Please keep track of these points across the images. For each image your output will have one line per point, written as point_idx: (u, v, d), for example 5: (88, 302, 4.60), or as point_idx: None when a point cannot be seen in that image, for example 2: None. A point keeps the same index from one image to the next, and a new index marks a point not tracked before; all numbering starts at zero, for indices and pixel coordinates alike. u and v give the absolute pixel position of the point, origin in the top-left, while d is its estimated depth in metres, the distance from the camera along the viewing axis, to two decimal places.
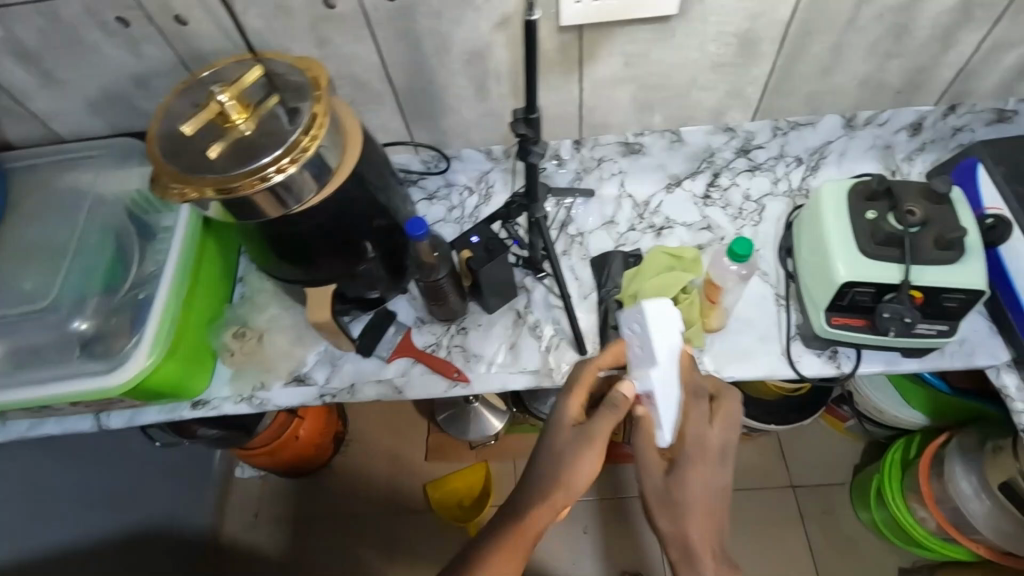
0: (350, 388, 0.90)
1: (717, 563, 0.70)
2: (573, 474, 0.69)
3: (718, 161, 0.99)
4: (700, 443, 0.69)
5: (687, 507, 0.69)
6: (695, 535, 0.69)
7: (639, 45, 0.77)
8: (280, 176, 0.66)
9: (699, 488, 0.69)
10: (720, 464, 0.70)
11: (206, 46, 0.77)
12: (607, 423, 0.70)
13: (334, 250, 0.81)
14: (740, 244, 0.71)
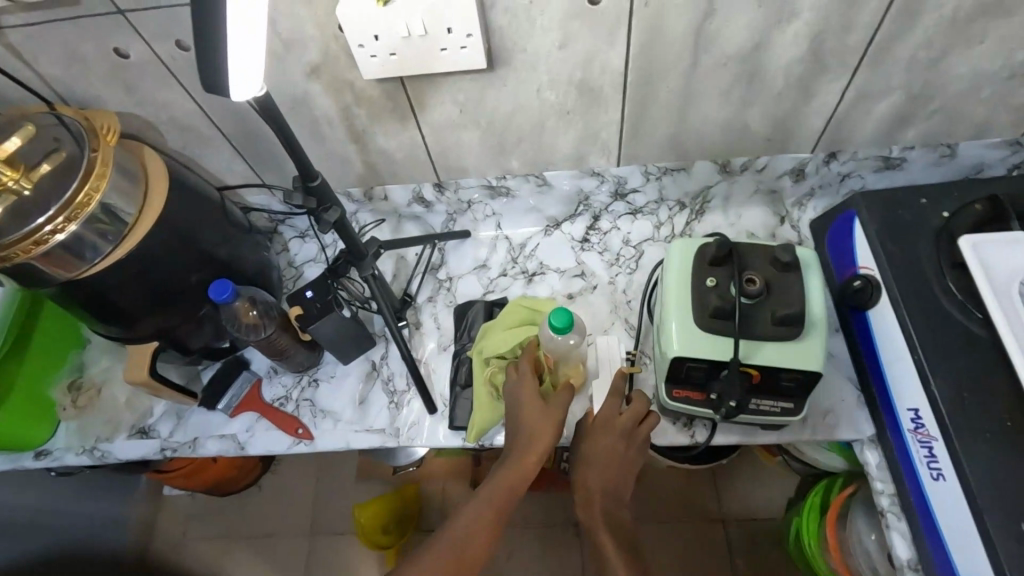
0: (192, 443, 0.86)
1: (611, 521, 0.71)
2: (527, 438, 0.71)
3: (595, 204, 0.94)
4: (609, 415, 0.74)
5: (592, 463, 0.73)
6: (597, 493, 0.72)
7: (468, 92, 0.72)
8: (62, 235, 0.63)
9: (600, 450, 0.73)
10: (626, 439, 0.73)
11: (12, 94, 0.72)
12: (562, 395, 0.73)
13: (152, 309, 0.76)
14: (559, 317, 0.68)
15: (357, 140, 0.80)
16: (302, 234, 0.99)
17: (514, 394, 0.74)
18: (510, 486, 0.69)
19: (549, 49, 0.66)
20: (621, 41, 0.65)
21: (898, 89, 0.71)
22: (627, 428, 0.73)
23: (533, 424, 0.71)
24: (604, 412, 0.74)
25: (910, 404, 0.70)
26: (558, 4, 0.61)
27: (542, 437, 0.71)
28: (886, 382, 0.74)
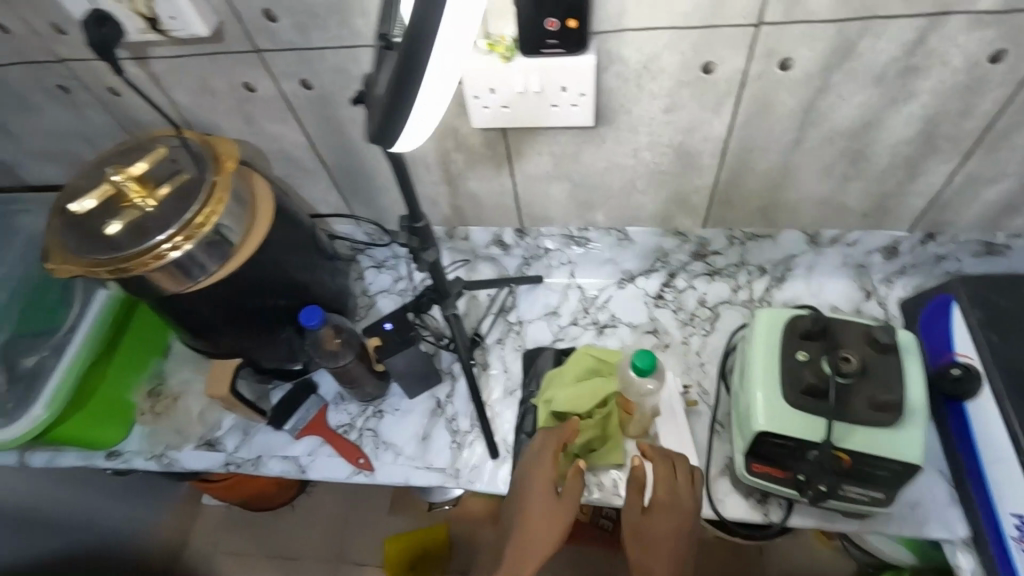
0: (255, 460, 0.88)
1: None
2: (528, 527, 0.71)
3: (674, 261, 0.93)
4: (670, 492, 0.69)
5: (654, 542, 0.69)
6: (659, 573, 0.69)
7: (567, 146, 0.73)
8: (178, 253, 0.66)
9: (663, 530, 0.69)
10: (690, 515, 0.69)
11: (143, 117, 0.78)
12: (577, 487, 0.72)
13: (241, 327, 0.79)
14: (643, 358, 0.67)
15: (450, 182, 0.82)
16: (379, 264, 1.01)
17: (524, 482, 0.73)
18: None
19: (652, 115, 0.67)
20: (727, 110, 0.65)
21: (1010, 176, 0.69)
22: (690, 504, 0.69)
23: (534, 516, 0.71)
24: (665, 489, 0.70)
25: (1014, 508, 0.65)
26: (669, 72, 0.62)
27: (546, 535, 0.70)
28: (985, 481, 0.69)
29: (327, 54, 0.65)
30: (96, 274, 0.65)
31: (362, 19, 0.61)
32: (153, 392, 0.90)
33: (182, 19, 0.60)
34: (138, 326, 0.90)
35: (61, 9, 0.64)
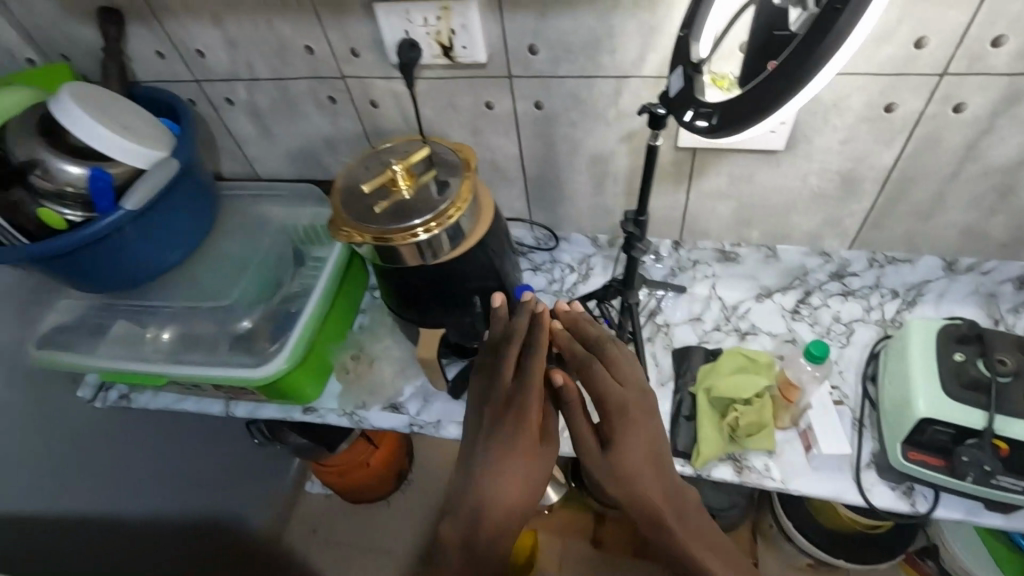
0: (436, 424, 1.00)
1: (679, 518, 0.66)
2: (499, 494, 0.65)
3: (811, 281, 1.03)
4: (621, 402, 0.69)
5: (633, 469, 0.67)
6: (656, 498, 0.66)
7: (744, 169, 0.87)
8: (427, 235, 0.81)
9: (633, 449, 0.67)
10: (646, 413, 0.71)
11: (387, 126, 0.96)
12: (551, 420, 0.71)
13: (444, 300, 0.92)
14: (818, 346, 0.78)
15: (629, 196, 0.97)
16: (534, 267, 1.08)
17: (481, 437, 0.69)
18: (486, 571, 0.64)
19: (831, 145, 0.81)
20: (898, 144, 0.78)
21: None
22: (638, 403, 0.71)
23: (503, 481, 0.65)
24: (617, 401, 0.69)
25: None
26: (856, 109, 0.76)
27: (523, 503, 0.66)
28: None
29: (569, 81, 0.81)
30: (364, 241, 0.81)
31: (610, 54, 0.77)
32: (354, 355, 1.05)
33: (472, 47, 0.78)
34: (343, 296, 1.06)
35: (368, 36, 0.83)
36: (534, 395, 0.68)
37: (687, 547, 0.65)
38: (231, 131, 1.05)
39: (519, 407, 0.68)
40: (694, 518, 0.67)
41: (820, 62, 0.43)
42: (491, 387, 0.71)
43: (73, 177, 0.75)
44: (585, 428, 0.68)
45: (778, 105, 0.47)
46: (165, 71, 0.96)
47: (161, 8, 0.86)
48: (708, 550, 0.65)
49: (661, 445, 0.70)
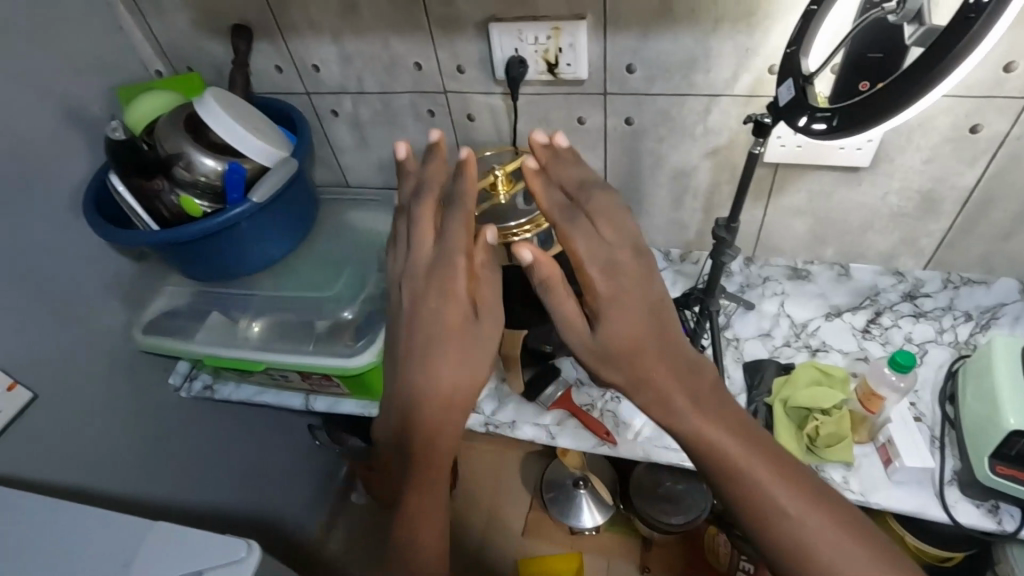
0: (512, 424, 1.03)
1: (694, 399, 0.60)
2: (430, 376, 0.65)
3: (882, 301, 1.03)
4: (610, 261, 0.63)
5: (619, 340, 0.61)
6: (658, 372, 0.60)
7: (823, 187, 0.91)
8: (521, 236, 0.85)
9: (627, 318, 0.61)
10: (637, 274, 0.63)
11: (480, 138, 1.03)
12: (487, 287, 0.69)
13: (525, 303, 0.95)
14: (904, 355, 0.82)
15: (706, 211, 1.01)
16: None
17: (405, 316, 0.67)
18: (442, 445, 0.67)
19: (913, 164, 0.84)
20: (980, 165, 0.82)
21: None
22: (624, 264, 0.63)
23: (435, 366, 0.65)
24: (592, 257, 0.63)
25: None
26: (940, 130, 0.80)
27: (459, 381, 0.66)
28: None
29: (661, 99, 0.87)
30: None
31: (704, 74, 0.83)
32: None
33: (576, 65, 0.85)
34: None
35: (476, 54, 0.91)
36: (456, 257, 0.66)
37: (675, 408, 0.60)
38: (330, 141, 1.13)
39: (440, 279, 0.66)
40: (691, 378, 0.61)
41: (949, 65, 0.48)
42: (408, 260, 0.69)
43: (213, 172, 0.83)
44: (551, 303, 0.65)
45: (903, 106, 0.52)
46: (280, 83, 1.05)
47: (288, 27, 0.96)
48: (705, 410, 0.60)
49: (654, 308, 0.62)
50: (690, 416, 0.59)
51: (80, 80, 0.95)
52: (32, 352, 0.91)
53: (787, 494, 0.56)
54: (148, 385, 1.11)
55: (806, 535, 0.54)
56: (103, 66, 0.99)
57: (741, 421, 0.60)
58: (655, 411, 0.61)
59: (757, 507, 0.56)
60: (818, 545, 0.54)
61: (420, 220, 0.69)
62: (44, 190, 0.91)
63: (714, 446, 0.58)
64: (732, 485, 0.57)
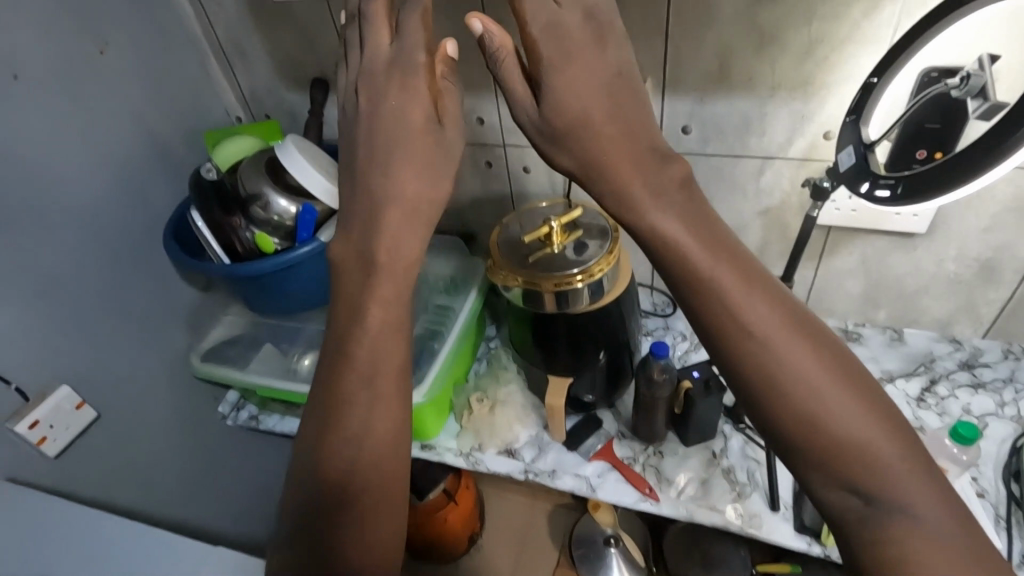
0: (551, 473, 1.02)
1: (659, 196, 0.53)
2: (377, 312, 0.59)
3: (938, 368, 0.98)
4: (559, 28, 0.55)
5: (574, 120, 0.55)
6: (618, 162, 0.54)
7: (878, 250, 0.91)
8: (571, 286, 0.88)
9: (573, 92, 0.55)
10: (595, 44, 0.56)
11: (534, 189, 1.07)
12: (451, 98, 0.63)
13: (573, 352, 0.97)
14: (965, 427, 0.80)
15: None
16: (647, 331, 1.14)
17: (361, 123, 0.63)
18: (390, 366, 0.59)
19: (972, 232, 0.84)
20: None
21: None
22: (579, 32, 0.55)
23: (391, 171, 0.61)
24: (546, 24, 0.55)
25: None
26: (1000, 201, 0.80)
27: (411, 227, 0.61)
28: None
29: (714, 159, 0.90)
30: (521, 285, 0.90)
31: (758, 137, 0.85)
32: (478, 399, 1.08)
33: None
34: (470, 340, 1.13)
35: None
36: (416, 56, 0.62)
37: (639, 209, 0.53)
38: None
39: (399, 74, 0.62)
40: (661, 178, 0.54)
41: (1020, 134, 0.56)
42: (362, 61, 0.64)
43: (286, 213, 0.89)
44: (500, 77, 0.58)
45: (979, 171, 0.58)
46: None
47: None
48: (680, 219, 0.52)
49: (611, 81, 0.56)
50: (657, 222, 0.53)
51: (170, 122, 1.04)
52: (100, 369, 0.95)
53: (767, 325, 0.49)
54: (198, 411, 1.15)
55: (787, 372, 0.48)
56: (191, 110, 1.08)
57: (720, 240, 0.52)
58: (616, 213, 0.55)
59: (737, 341, 0.50)
60: (801, 383, 0.48)
61: (371, 16, 0.63)
62: (127, 221, 0.98)
63: (688, 263, 0.51)
64: (706, 308, 0.51)
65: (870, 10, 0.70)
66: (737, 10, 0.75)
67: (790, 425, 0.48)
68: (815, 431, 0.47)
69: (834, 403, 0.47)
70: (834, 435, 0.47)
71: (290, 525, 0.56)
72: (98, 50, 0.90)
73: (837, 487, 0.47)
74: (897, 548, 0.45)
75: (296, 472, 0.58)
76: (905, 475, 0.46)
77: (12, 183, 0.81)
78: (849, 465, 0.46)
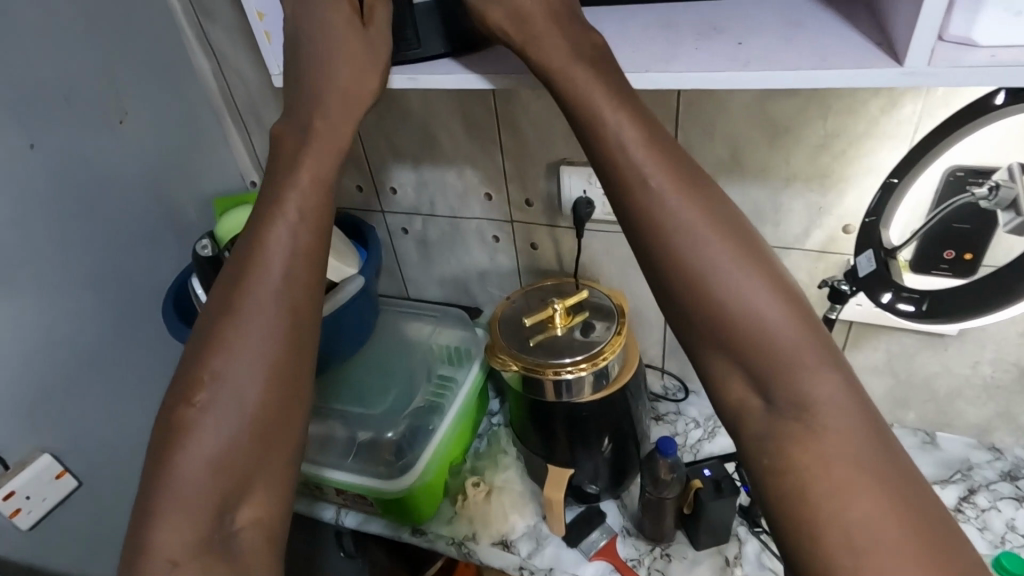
0: (548, 571, 0.93)
1: (587, 65, 0.54)
2: (303, 184, 0.60)
3: (977, 476, 0.89)
4: None
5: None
6: (548, 31, 0.55)
7: (904, 348, 0.85)
8: (573, 374, 0.83)
9: None
10: None
11: (542, 265, 1.05)
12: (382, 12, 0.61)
13: (574, 438, 0.92)
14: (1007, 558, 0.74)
15: None
16: (659, 417, 1.08)
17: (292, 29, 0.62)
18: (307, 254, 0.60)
19: (1008, 336, 0.78)
20: None
21: None
22: None
23: (321, 63, 0.61)
24: None
25: None
26: None
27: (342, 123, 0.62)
28: None
29: None
30: (519, 370, 0.85)
31: (773, 227, 0.82)
32: (473, 484, 1.01)
33: None
34: (471, 418, 1.08)
35: (544, 190, 0.95)
36: None
37: (561, 75, 0.54)
38: (397, 256, 1.17)
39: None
40: (584, 41, 0.55)
41: None
42: None
43: None
44: None
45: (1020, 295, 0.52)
46: (359, 202, 1.12)
47: (374, 154, 1.04)
48: (600, 80, 0.53)
49: None
50: (574, 87, 0.53)
51: (183, 188, 1.05)
52: (84, 436, 0.92)
53: (682, 208, 0.51)
54: None
55: (699, 253, 0.50)
56: (207, 178, 1.09)
57: (664, 136, 0.54)
58: (537, 68, 0.56)
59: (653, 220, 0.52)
60: (734, 284, 0.50)
61: None
62: (131, 285, 0.97)
63: (604, 141, 0.53)
64: (630, 185, 0.53)
65: (888, 106, 0.68)
66: (749, 102, 0.73)
67: (725, 324, 0.50)
68: (724, 321, 0.50)
69: (745, 291, 0.50)
70: (741, 322, 0.49)
71: (181, 371, 0.55)
72: (117, 120, 0.93)
73: (741, 379, 0.50)
74: (794, 447, 0.47)
75: (199, 324, 0.58)
76: (813, 371, 0.48)
77: (16, 251, 0.81)
78: (756, 351, 0.49)
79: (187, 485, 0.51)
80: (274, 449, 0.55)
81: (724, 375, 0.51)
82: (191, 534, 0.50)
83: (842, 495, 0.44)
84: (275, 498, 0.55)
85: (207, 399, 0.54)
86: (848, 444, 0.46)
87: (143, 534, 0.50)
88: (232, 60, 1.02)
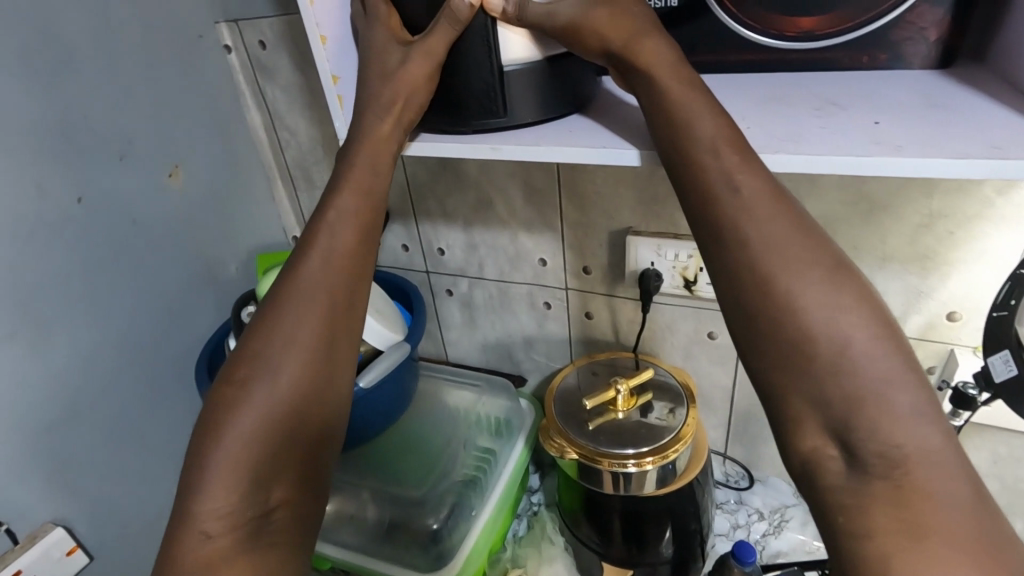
0: None
1: (682, 82, 0.50)
2: (347, 204, 0.59)
3: None
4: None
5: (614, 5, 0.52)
6: (646, 48, 0.52)
7: (1014, 450, 0.76)
8: (635, 468, 0.75)
9: None
10: None
11: (597, 335, 0.98)
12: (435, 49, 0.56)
13: (632, 534, 0.82)
14: None
15: None
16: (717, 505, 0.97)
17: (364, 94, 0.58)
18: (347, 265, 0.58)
19: None
20: None
21: None
22: None
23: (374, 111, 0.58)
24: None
25: None
26: None
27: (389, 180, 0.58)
28: None
29: None
30: (577, 459, 0.77)
31: None
32: None
33: None
34: (513, 499, 0.99)
35: (605, 260, 0.89)
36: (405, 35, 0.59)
37: (658, 74, 0.51)
38: (439, 317, 1.11)
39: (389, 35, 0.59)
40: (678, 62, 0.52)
41: None
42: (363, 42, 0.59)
43: None
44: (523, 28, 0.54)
45: None
46: (403, 261, 1.07)
47: (423, 213, 0.99)
48: (696, 96, 0.50)
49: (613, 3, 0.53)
50: (670, 94, 0.50)
51: (227, 244, 1.01)
52: (102, 505, 0.85)
53: (767, 223, 0.47)
54: None
55: (789, 276, 0.45)
56: (251, 234, 1.06)
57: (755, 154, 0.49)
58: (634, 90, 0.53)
59: (738, 232, 0.47)
60: (817, 317, 0.44)
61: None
62: (166, 343, 0.92)
63: (696, 143, 0.49)
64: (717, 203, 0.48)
65: (1005, 187, 0.62)
66: (842, 180, 0.68)
67: (803, 359, 0.44)
68: (805, 354, 0.44)
69: (839, 322, 0.44)
70: (836, 360, 0.43)
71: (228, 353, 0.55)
72: (167, 173, 0.90)
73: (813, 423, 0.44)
74: (880, 510, 0.41)
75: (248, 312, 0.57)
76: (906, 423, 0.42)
77: (53, 309, 0.77)
78: (838, 395, 0.43)
79: (224, 463, 0.49)
80: (293, 448, 0.52)
81: (794, 416, 0.45)
82: (229, 502, 0.49)
83: (927, 557, 0.38)
84: (293, 509, 0.52)
85: (242, 384, 0.52)
86: (948, 507, 0.39)
87: (183, 509, 0.49)
88: (287, 117, 1.01)
